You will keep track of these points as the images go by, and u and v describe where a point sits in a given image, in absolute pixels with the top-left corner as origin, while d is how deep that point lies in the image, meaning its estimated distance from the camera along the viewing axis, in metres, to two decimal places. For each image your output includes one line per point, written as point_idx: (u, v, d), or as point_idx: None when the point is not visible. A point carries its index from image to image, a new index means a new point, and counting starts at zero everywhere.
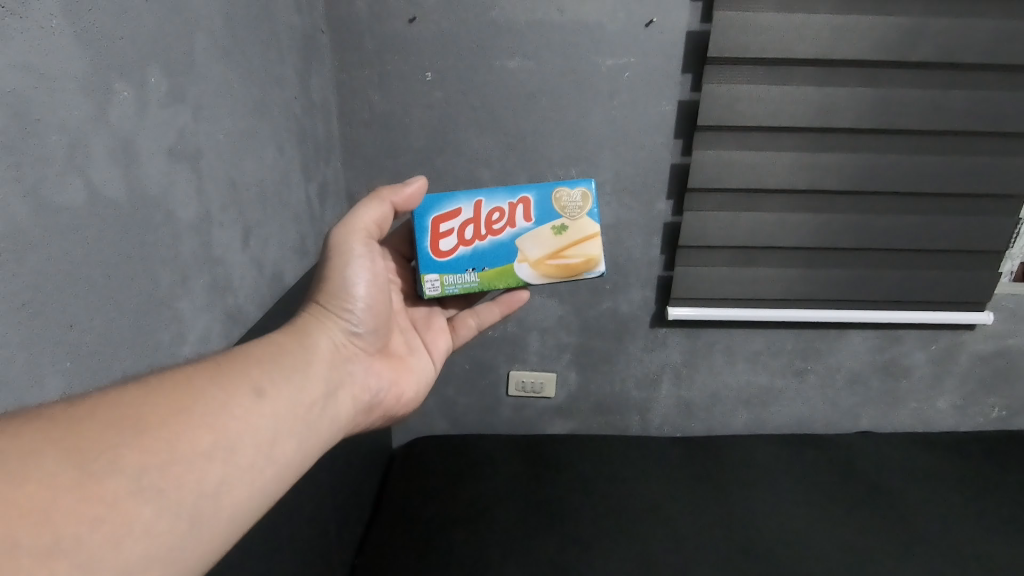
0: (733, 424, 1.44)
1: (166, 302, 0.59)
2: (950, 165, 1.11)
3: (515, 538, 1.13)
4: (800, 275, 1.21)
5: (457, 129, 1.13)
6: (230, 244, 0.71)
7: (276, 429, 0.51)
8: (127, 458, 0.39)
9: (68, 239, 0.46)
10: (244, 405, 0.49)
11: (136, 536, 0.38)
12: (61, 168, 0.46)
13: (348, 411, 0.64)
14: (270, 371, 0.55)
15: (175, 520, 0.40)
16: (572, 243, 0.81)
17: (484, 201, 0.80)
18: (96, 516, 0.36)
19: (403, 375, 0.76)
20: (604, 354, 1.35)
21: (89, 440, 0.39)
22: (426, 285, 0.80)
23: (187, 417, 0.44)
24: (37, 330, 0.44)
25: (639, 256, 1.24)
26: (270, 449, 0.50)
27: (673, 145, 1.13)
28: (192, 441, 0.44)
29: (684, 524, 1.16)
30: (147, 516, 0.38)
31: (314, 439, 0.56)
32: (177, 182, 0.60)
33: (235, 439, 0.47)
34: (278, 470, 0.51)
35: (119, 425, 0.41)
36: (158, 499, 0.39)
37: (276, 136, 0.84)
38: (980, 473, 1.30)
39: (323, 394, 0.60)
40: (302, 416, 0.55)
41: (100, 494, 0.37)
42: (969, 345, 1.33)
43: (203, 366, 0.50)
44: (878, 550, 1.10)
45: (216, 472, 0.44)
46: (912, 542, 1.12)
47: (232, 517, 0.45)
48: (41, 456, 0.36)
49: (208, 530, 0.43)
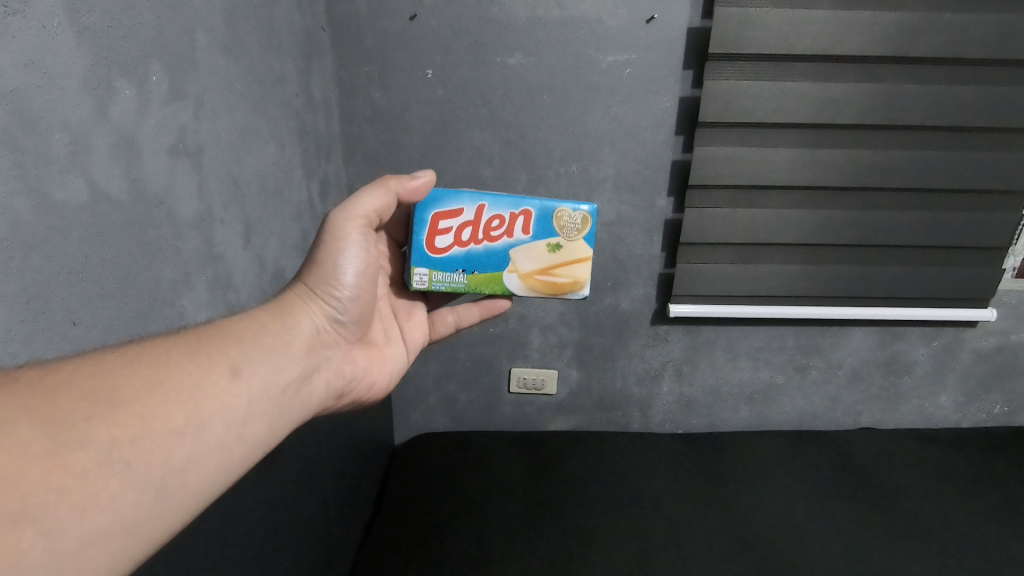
0: (735, 420, 1.44)
1: (168, 298, 0.60)
2: (953, 161, 1.11)
3: (515, 533, 1.14)
4: (800, 272, 1.21)
5: (458, 126, 1.13)
6: (231, 240, 0.72)
7: (249, 409, 0.52)
8: (99, 430, 0.40)
9: (70, 235, 0.47)
10: (220, 384, 0.50)
11: (102, 507, 0.39)
12: (63, 165, 0.47)
13: (321, 395, 0.65)
14: (250, 351, 0.56)
15: (140, 494, 0.41)
16: (564, 262, 0.83)
17: (486, 206, 0.80)
18: (64, 486, 0.37)
19: (379, 364, 0.77)
20: (605, 351, 1.35)
21: (64, 409, 0.39)
22: (415, 278, 0.81)
23: (162, 392, 0.45)
24: (40, 323, 0.45)
25: (640, 253, 1.24)
26: (241, 429, 0.51)
27: (673, 142, 1.14)
28: (165, 416, 0.45)
29: (684, 519, 1.17)
30: (113, 488, 0.39)
31: (284, 420, 0.57)
32: (178, 180, 0.61)
33: (207, 417, 0.48)
34: (247, 450, 0.52)
35: (95, 396, 0.41)
36: (126, 473, 0.40)
37: (277, 133, 0.84)
38: (981, 469, 1.29)
39: (299, 377, 0.61)
40: (275, 398, 0.56)
41: (69, 465, 0.37)
42: (971, 341, 1.33)
43: (183, 342, 0.51)
44: (877, 544, 1.11)
45: (185, 449, 0.45)
46: (912, 537, 1.12)
47: (196, 493, 0.46)
48: (16, 424, 0.37)
49: (171, 505, 0.44)
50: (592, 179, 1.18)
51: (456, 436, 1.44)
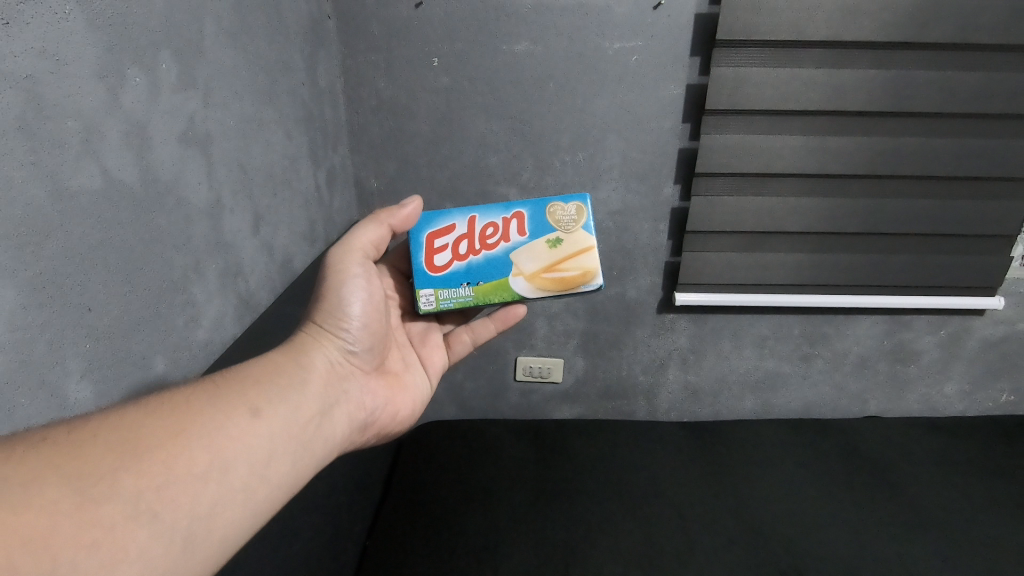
0: (741, 409, 1.45)
1: (180, 287, 0.61)
2: (963, 148, 1.10)
3: (523, 519, 1.16)
4: (808, 260, 1.20)
5: (464, 114, 1.13)
6: (240, 229, 0.73)
7: (272, 450, 0.53)
8: (126, 482, 0.41)
9: (86, 221, 0.48)
10: (240, 426, 0.51)
11: (132, 559, 0.39)
12: (78, 153, 0.47)
13: (344, 429, 0.66)
14: (268, 391, 0.56)
15: (170, 543, 0.42)
16: (567, 256, 0.81)
17: (478, 217, 0.82)
18: (93, 541, 0.37)
19: (398, 393, 0.78)
20: (611, 339, 1.36)
21: (90, 464, 0.40)
22: (421, 300, 0.82)
23: (185, 438, 0.46)
24: (58, 310, 0.46)
25: (646, 242, 1.24)
26: (265, 470, 0.51)
27: (680, 130, 1.13)
28: (189, 462, 0.45)
29: (689, 507, 1.18)
30: (141, 539, 0.40)
31: (308, 458, 0.57)
32: (188, 167, 0.61)
33: (230, 460, 0.48)
34: (273, 490, 0.52)
35: (120, 449, 0.42)
36: (153, 523, 0.41)
37: (284, 122, 0.84)
38: (987, 458, 1.30)
39: (319, 413, 0.61)
40: (297, 436, 0.57)
41: (97, 519, 0.38)
42: (979, 330, 1.33)
43: (202, 387, 0.52)
44: (878, 531, 1.12)
45: (210, 493, 0.45)
46: (914, 524, 1.13)
47: (225, 538, 0.46)
48: (45, 483, 0.37)
49: (202, 550, 0.44)
50: (598, 167, 1.18)
51: (463, 425, 1.45)
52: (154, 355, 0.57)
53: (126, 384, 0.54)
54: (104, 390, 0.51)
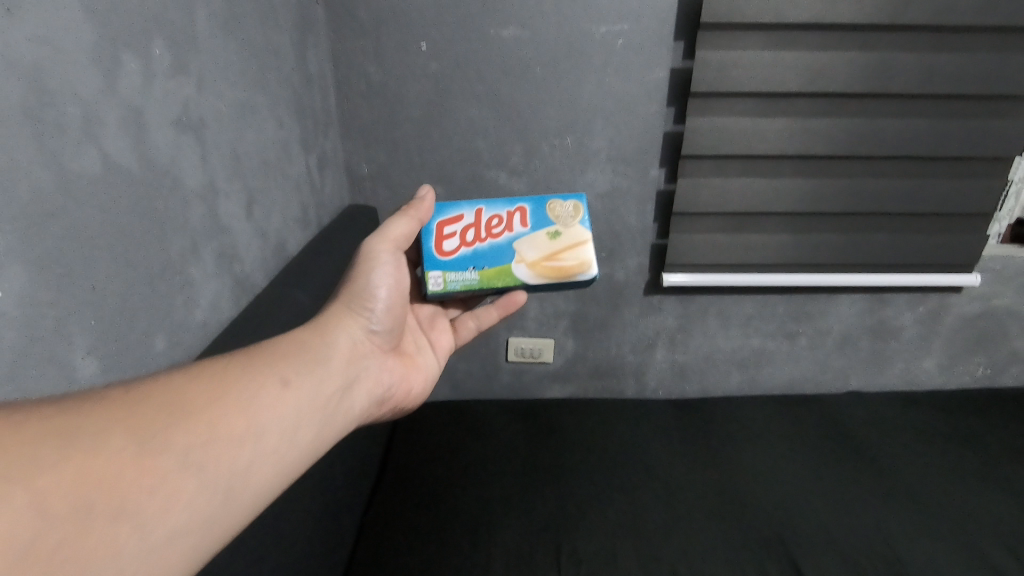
0: (726, 385, 1.49)
1: (179, 268, 0.63)
2: (941, 129, 1.13)
3: (516, 495, 1.18)
4: (792, 240, 1.23)
5: (453, 99, 1.15)
6: (235, 213, 0.74)
7: (299, 418, 0.55)
8: (177, 437, 0.43)
9: (88, 202, 0.50)
10: (272, 394, 0.53)
11: (181, 507, 0.42)
12: (78, 138, 0.49)
13: (361, 404, 0.68)
14: (297, 364, 0.59)
15: (211, 495, 0.44)
16: (565, 247, 0.87)
17: (484, 209, 0.87)
18: (150, 488, 0.40)
19: (412, 372, 0.80)
20: (600, 320, 1.39)
21: (148, 420, 0.42)
22: (430, 282, 0.83)
23: (225, 403, 0.48)
24: (64, 287, 0.48)
25: (633, 224, 1.27)
26: (292, 435, 0.54)
27: (665, 114, 1.15)
28: (228, 424, 0.48)
29: (675, 480, 1.22)
30: (189, 489, 0.43)
31: (328, 427, 0.60)
32: (184, 152, 0.63)
33: (264, 425, 0.51)
34: (298, 454, 0.55)
35: (172, 409, 0.45)
36: (199, 475, 0.44)
37: (275, 108, 0.86)
38: (960, 429, 1.34)
39: (341, 387, 0.64)
40: (320, 406, 0.59)
41: (154, 469, 0.41)
42: (955, 305, 1.37)
43: (237, 358, 0.54)
44: (856, 499, 1.16)
45: (245, 454, 0.48)
46: (888, 490, 1.18)
47: (255, 495, 0.49)
48: (111, 432, 0.40)
49: (237, 503, 0.47)
50: (585, 150, 1.20)
51: (457, 406, 1.48)
52: (155, 334, 0.59)
53: (129, 361, 0.56)
54: (109, 363, 0.53)
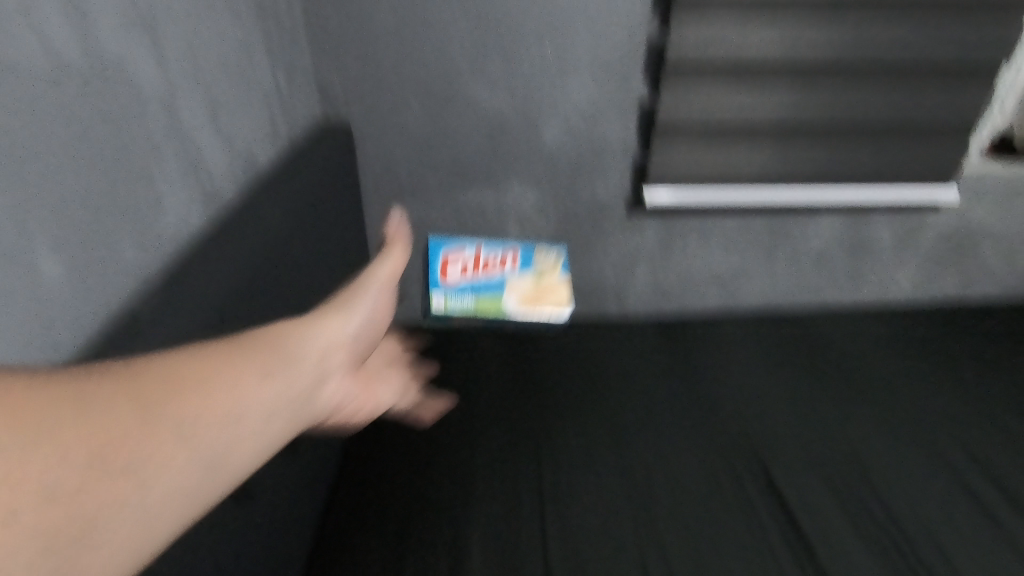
0: (706, 304, 1.50)
1: (142, 172, 0.61)
2: (920, 40, 1.14)
3: (498, 406, 1.17)
4: (774, 156, 1.26)
5: (428, 6, 1.10)
6: (199, 119, 0.71)
7: (281, 408, 0.55)
8: (168, 412, 0.44)
9: (34, 91, 0.48)
10: (259, 380, 0.53)
11: (161, 478, 0.42)
12: (11, 20, 0.46)
13: (328, 406, 0.66)
14: (286, 353, 0.59)
15: (192, 468, 0.44)
16: None
17: None
18: (133, 458, 0.41)
19: (370, 392, 0.81)
20: (582, 240, 1.38)
21: (148, 392, 0.44)
22: None
23: (214, 385, 0.49)
24: (17, 178, 0.47)
25: (615, 140, 1.26)
26: (274, 423, 0.54)
27: (646, 21, 1.12)
28: (216, 404, 0.48)
29: (655, 391, 1.23)
30: (171, 462, 0.43)
31: (303, 420, 0.59)
32: (137, 47, 0.60)
33: (250, 409, 0.51)
34: (277, 441, 0.54)
35: (169, 383, 0.46)
36: (183, 450, 0.44)
37: (235, 9, 0.81)
38: (926, 341, 1.38)
39: (320, 380, 0.62)
40: (301, 398, 0.58)
41: (142, 438, 0.42)
42: (929, 220, 1.40)
43: (230, 343, 0.54)
44: (826, 407, 1.20)
45: (227, 435, 0.48)
46: (856, 397, 1.22)
47: (231, 477, 0.48)
48: (109, 400, 0.41)
49: (215, 481, 0.47)
50: (565, 62, 1.16)
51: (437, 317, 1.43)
52: (119, 240, 0.57)
53: (95, 265, 0.55)
54: (74, 264, 0.52)
